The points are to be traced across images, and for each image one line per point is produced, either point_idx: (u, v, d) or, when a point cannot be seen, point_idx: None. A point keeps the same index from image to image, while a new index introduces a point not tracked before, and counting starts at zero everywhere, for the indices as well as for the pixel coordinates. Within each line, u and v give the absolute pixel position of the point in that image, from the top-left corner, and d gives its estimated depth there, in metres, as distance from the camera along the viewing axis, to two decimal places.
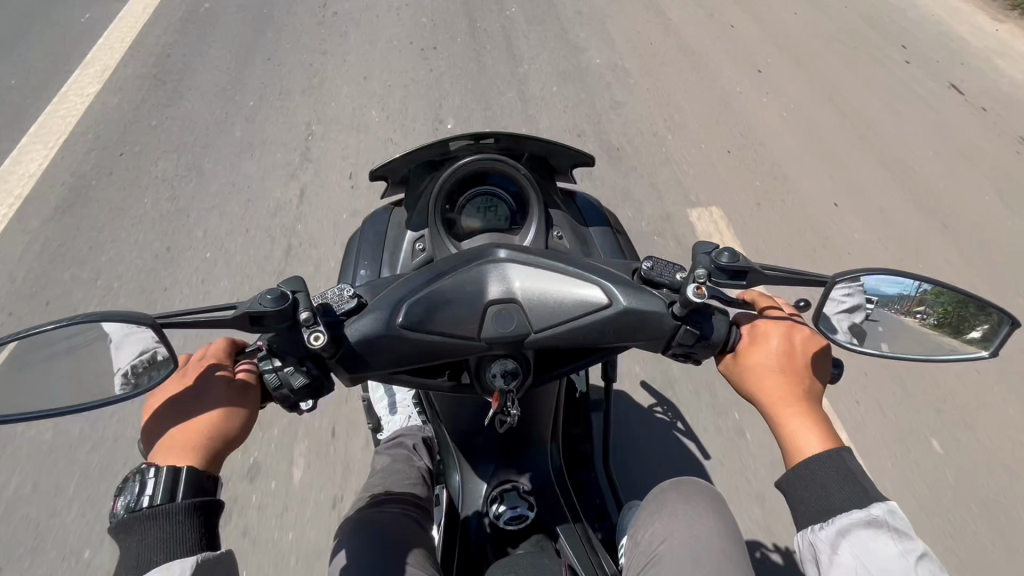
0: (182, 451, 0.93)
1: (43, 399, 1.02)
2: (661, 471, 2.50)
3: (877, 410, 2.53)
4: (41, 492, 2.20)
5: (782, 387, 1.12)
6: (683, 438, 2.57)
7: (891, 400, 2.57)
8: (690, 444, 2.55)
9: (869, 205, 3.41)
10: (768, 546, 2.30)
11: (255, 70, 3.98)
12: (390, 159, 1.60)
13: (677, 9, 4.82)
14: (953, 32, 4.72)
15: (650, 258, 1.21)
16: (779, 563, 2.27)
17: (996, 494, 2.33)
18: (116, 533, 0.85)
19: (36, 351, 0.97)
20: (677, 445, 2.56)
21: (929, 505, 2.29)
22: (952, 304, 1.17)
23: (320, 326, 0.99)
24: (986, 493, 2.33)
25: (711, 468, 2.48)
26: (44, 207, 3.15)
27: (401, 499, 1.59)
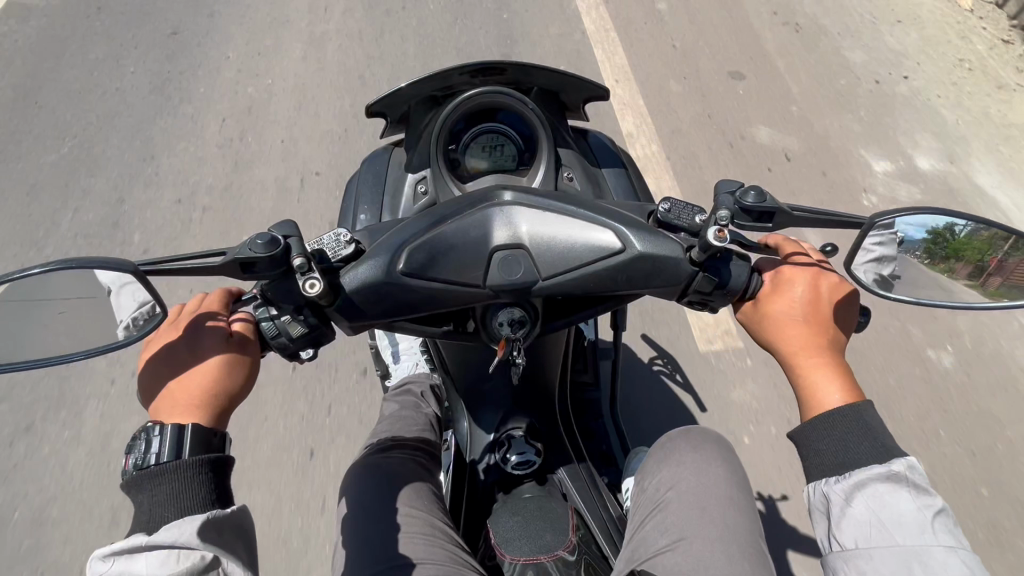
0: (182, 404, 0.91)
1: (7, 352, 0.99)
2: (655, 426, 2.50)
3: (879, 361, 2.57)
4: (53, 448, 2.26)
5: (804, 338, 1.07)
6: (680, 393, 2.56)
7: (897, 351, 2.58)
8: (682, 396, 2.55)
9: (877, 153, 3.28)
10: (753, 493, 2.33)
11: (237, 14, 3.81)
12: (387, 93, 1.48)
13: None
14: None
15: (668, 200, 1.12)
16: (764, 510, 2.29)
17: (983, 441, 2.38)
18: (127, 490, 0.84)
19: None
20: (672, 400, 2.55)
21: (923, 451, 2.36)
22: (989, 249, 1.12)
23: (315, 271, 0.92)
24: (976, 442, 2.39)
25: (707, 420, 2.49)
26: (31, 165, 3.09)
27: (409, 446, 1.60)
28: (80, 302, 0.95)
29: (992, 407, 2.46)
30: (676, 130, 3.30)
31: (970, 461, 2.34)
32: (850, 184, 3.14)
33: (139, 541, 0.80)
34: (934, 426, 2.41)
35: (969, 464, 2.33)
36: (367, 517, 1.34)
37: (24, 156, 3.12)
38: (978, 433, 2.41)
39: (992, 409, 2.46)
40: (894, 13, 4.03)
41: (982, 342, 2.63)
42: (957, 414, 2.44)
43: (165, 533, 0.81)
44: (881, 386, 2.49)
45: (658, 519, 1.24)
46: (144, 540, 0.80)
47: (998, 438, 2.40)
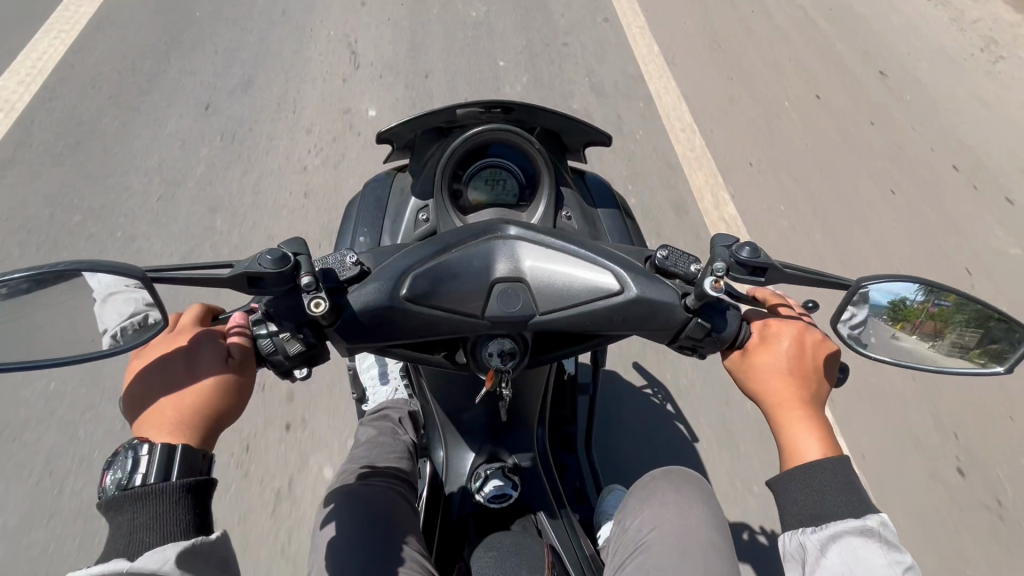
0: (170, 422, 0.89)
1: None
2: (651, 454, 2.53)
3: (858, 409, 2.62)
4: (6, 455, 2.13)
5: (788, 390, 1.11)
6: (674, 421, 2.60)
7: (875, 400, 2.63)
8: (680, 427, 2.59)
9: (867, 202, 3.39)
10: (756, 528, 2.37)
11: (244, 22, 3.84)
12: (397, 122, 1.52)
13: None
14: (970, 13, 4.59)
15: (666, 246, 1.17)
16: (765, 544, 2.33)
17: (958, 490, 2.44)
18: (105, 511, 0.80)
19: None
20: (669, 427, 2.59)
21: (898, 498, 2.41)
22: (969, 320, 1.18)
23: (322, 291, 0.92)
24: (953, 490, 2.44)
25: (702, 451, 2.53)
26: (18, 159, 3.02)
27: (387, 474, 1.57)
28: (61, 309, 0.92)
29: (966, 457, 2.52)
30: (671, 166, 3.37)
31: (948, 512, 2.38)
32: (840, 232, 3.23)
33: (118, 568, 0.76)
34: (910, 473, 2.47)
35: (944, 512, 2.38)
36: (344, 545, 1.31)
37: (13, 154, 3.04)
38: (954, 480, 2.46)
39: (969, 458, 2.52)
40: (885, 65, 4.17)
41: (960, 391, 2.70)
42: (933, 462, 2.50)
43: (147, 559, 0.78)
44: (858, 433, 2.56)
45: (639, 560, 1.24)
46: (123, 567, 0.76)
47: (973, 486, 2.45)
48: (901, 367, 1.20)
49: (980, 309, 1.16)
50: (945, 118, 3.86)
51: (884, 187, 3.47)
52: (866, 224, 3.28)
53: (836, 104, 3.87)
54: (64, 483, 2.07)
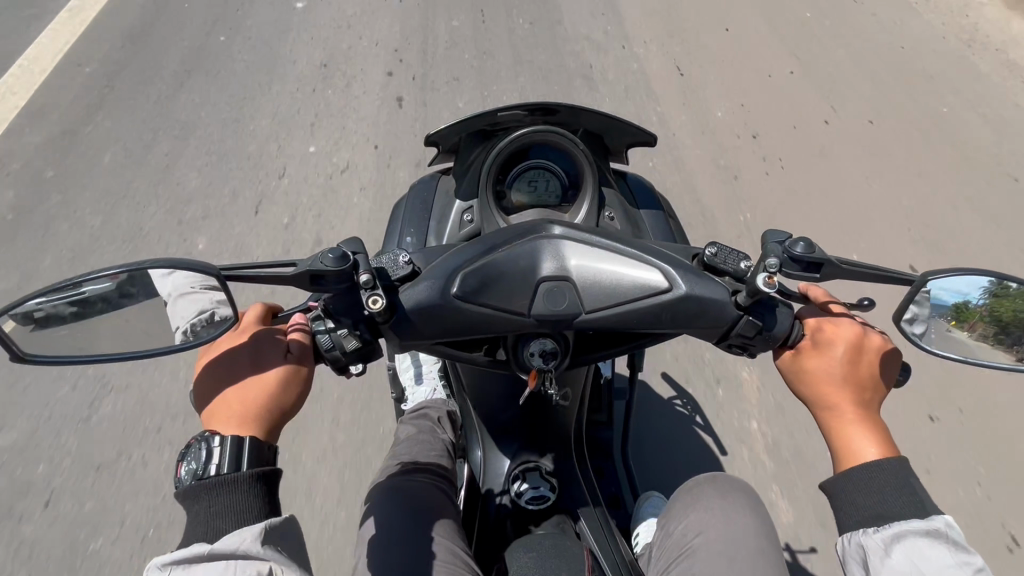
0: (237, 415, 0.92)
1: (28, 343, 0.95)
2: (679, 465, 2.48)
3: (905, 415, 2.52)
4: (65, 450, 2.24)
5: (840, 390, 1.09)
6: (699, 432, 2.55)
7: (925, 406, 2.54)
8: (705, 437, 2.54)
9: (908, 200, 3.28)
10: (781, 543, 2.30)
11: (279, 29, 3.94)
12: (443, 126, 1.55)
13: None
14: (1011, 7, 4.46)
15: (714, 244, 1.16)
16: (790, 561, 2.27)
17: (1014, 499, 2.32)
18: (183, 499, 0.84)
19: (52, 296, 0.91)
20: (695, 438, 2.54)
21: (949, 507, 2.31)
22: None
23: (378, 288, 0.95)
24: (1009, 500, 2.32)
25: (727, 464, 2.48)
26: (65, 163, 3.13)
27: (430, 471, 1.59)
28: (138, 307, 0.97)
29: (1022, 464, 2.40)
30: (704, 166, 3.32)
31: (1003, 520, 2.27)
32: (880, 232, 3.13)
33: (200, 550, 0.80)
34: (962, 481, 2.36)
35: (999, 521, 2.27)
36: (388, 541, 1.33)
37: (60, 159, 3.15)
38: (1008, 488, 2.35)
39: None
40: (924, 61, 4.04)
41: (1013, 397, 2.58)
42: (985, 470, 2.39)
43: (225, 542, 0.81)
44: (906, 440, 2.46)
45: (684, 566, 1.22)
46: (204, 549, 0.80)
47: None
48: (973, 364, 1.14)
49: None
50: (990, 113, 3.73)
51: (926, 186, 3.36)
52: (908, 224, 3.18)
53: (874, 101, 3.76)
54: (122, 478, 2.18)
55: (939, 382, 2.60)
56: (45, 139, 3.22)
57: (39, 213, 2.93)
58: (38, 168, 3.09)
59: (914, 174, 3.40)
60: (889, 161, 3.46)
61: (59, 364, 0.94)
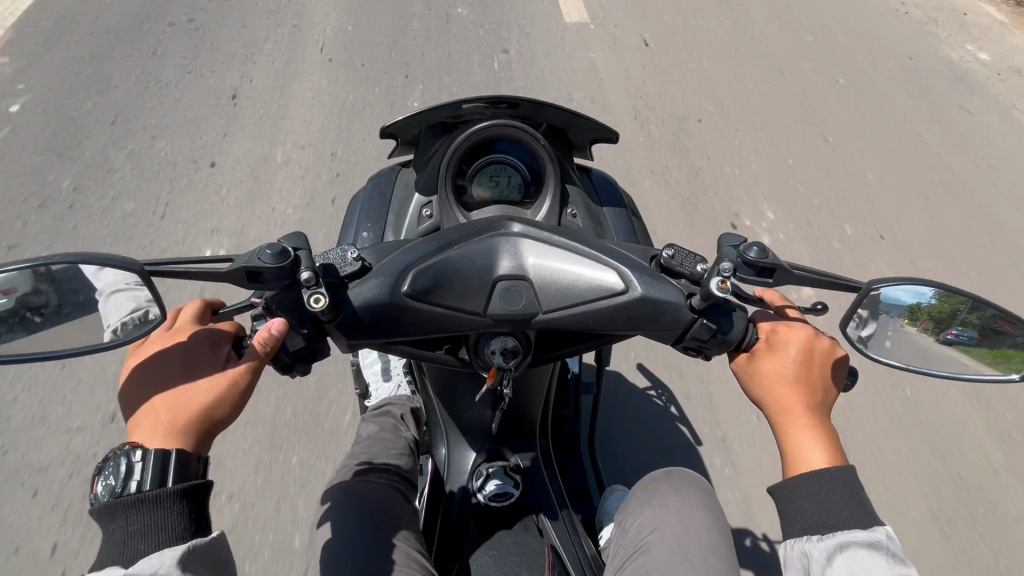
0: (163, 427, 0.88)
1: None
2: (653, 454, 2.51)
3: (864, 409, 2.58)
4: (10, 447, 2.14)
5: (794, 397, 1.09)
6: (676, 423, 2.58)
7: (888, 405, 2.59)
8: (683, 429, 2.57)
9: (880, 194, 3.30)
10: (758, 534, 2.34)
11: (253, 18, 3.86)
12: (402, 117, 1.50)
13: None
14: (980, 17, 4.57)
15: (671, 246, 1.15)
16: (764, 550, 2.31)
17: (966, 489, 2.40)
18: (98, 518, 0.79)
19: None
20: (671, 429, 2.57)
21: (906, 498, 2.36)
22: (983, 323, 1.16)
23: (321, 286, 0.91)
24: (962, 490, 2.40)
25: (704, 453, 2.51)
26: (22, 149, 3.03)
27: (389, 472, 1.56)
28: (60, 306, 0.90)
29: (973, 456, 2.49)
30: (678, 160, 3.31)
31: (955, 509, 2.34)
32: (852, 224, 3.14)
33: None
34: (917, 473, 2.43)
35: (952, 511, 2.33)
36: (342, 542, 1.30)
37: (16, 146, 3.03)
38: (961, 479, 2.42)
39: (976, 457, 2.48)
40: (892, 62, 4.12)
41: (965, 391, 2.67)
42: (939, 461, 2.46)
43: (143, 565, 0.77)
44: (866, 433, 2.52)
45: (639, 562, 1.22)
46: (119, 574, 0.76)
47: (981, 486, 2.41)
48: (915, 371, 1.17)
49: (992, 312, 1.13)
50: (959, 115, 3.79)
51: (896, 180, 3.39)
52: (879, 216, 3.19)
53: (843, 100, 3.82)
54: (67, 474, 2.08)
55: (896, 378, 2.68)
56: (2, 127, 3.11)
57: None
58: None
59: (888, 171, 3.41)
60: (860, 157, 3.50)
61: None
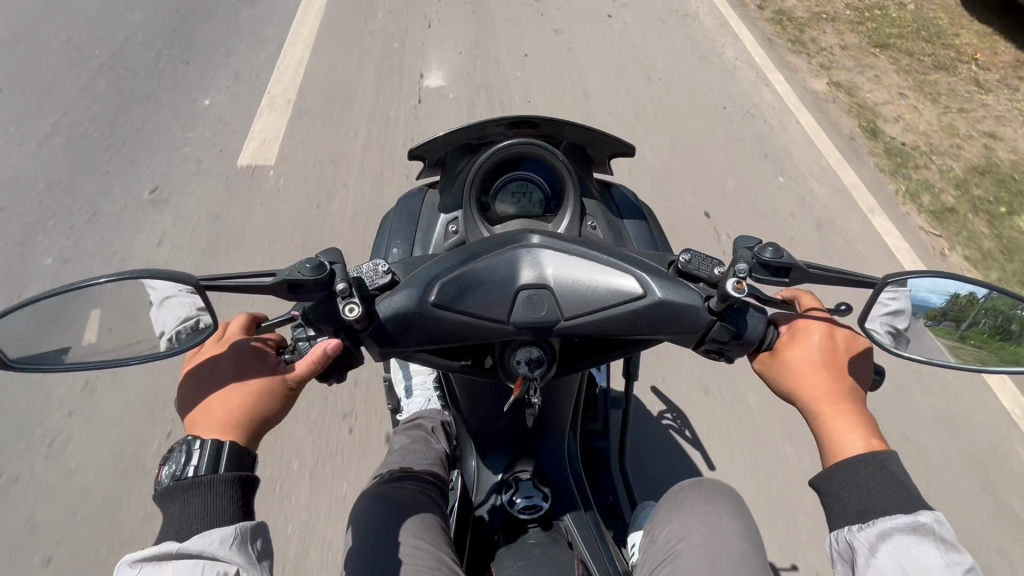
0: (218, 422, 0.94)
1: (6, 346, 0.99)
2: (661, 478, 2.49)
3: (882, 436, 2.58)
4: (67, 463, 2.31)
5: (824, 388, 1.09)
6: (688, 446, 2.56)
7: (891, 420, 2.65)
8: (694, 452, 2.55)
9: (881, 231, 3.42)
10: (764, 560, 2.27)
11: (286, 55, 4.22)
12: (429, 139, 1.59)
13: (694, 30, 4.80)
14: (989, 50, 4.64)
15: (688, 251, 1.18)
16: None
17: (983, 519, 2.39)
18: (159, 499, 0.86)
19: (28, 304, 0.97)
20: (681, 453, 2.55)
21: None
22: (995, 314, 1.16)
23: (355, 297, 0.98)
24: (978, 521, 2.39)
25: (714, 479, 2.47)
26: (77, 184, 3.29)
27: (419, 479, 1.61)
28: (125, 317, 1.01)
29: (987, 489, 2.48)
30: (687, 196, 3.45)
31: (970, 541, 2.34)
32: (852, 262, 3.26)
33: (169, 548, 0.82)
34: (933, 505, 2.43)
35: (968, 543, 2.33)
36: (373, 548, 1.34)
37: (69, 185, 3.28)
38: (977, 509, 2.42)
39: (990, 488, 2.49)
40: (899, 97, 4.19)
41: (981, 420, 2.68)
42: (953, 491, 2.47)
43: (195, 541, 0.83)
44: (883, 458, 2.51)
45: (669, 570, 1.22)
46: (173, 547, 0.82)
47: (999, 519, 2.40)
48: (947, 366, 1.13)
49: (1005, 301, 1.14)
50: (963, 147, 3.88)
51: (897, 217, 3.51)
52: (881, 256, 3.30)
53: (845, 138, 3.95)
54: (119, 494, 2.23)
55: (910, 407, 2.69)
56: (58, 168, 3.37)
57: (48, 228, 3.07)
58: (49, 192, 3.24)
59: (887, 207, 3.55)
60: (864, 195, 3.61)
61: (43, 370, 1.00)
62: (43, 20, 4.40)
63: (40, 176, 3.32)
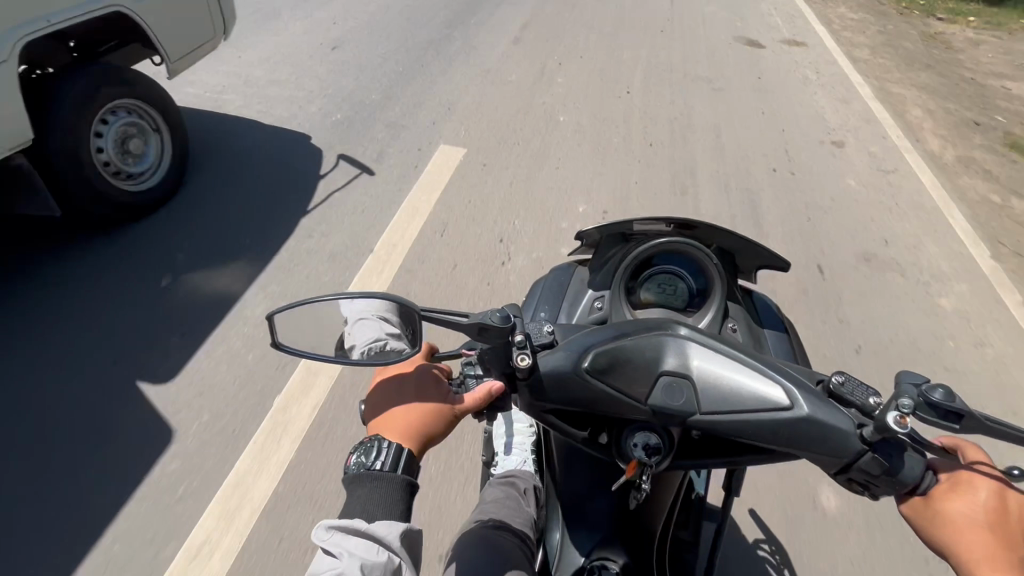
0: (399, 429, 1.11)
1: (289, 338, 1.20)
2: None
3: None
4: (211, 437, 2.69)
5: (992, 553, 0.99)
6: None
7: None
8: None
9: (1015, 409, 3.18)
10: None
11: (453, 134, 4.95)
12: (592, 225, 1.80)
13: (829, 166, 4.93)
14: None
15: (842, 373, 1.19)
16: None
17: None
18: (349, 483, 1.08)
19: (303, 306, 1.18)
20: None
21: None
22: None
23: (528, 349, 1.15)
24: None
25: None
26: (272, 207, 4.01)
27: (513, 534, 1.65)
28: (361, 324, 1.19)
29: None
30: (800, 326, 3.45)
31: None
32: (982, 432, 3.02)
33: (358, 526, 1.02)
34: None
35: None
36: None
37: (266, 205, 4.00)
38: None
39: None
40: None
41: None
42: None
43: (378, 526, 1.03)
44: None
45: None
46: (363, 526, 1.02)
47: None
48: None
49: None
50: None
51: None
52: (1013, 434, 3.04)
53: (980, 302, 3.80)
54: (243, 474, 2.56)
55: None
56: (260, 189, 4.13)
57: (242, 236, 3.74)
58: (250, 207, 3.97)
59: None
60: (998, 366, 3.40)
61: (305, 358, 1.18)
62: (277, 76, 5.56)
63: (247, 193, 4.09)
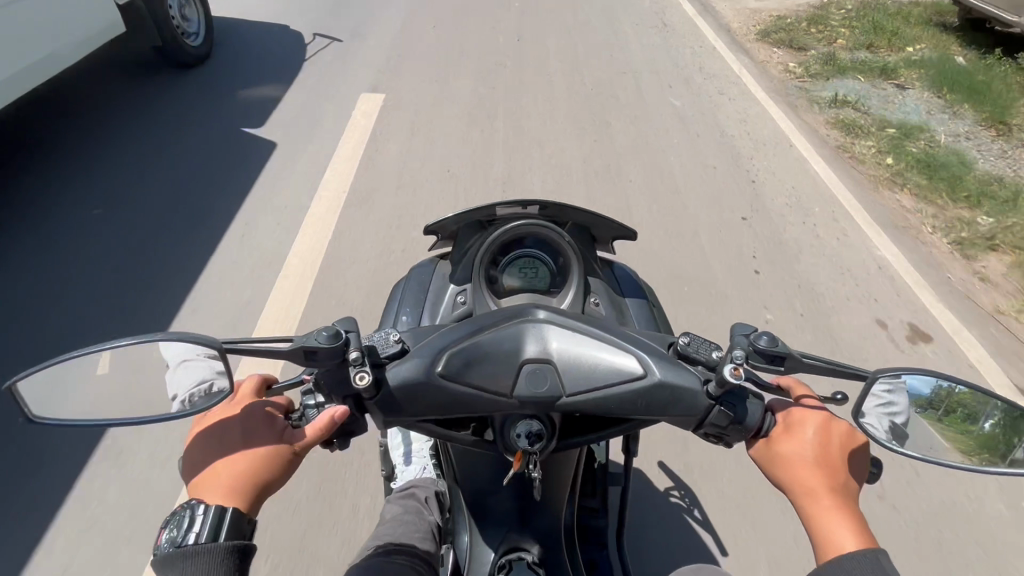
0: (224, 485, 0.96)
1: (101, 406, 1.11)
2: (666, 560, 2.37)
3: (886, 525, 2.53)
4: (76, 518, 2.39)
5: (818, 482, 1.09)
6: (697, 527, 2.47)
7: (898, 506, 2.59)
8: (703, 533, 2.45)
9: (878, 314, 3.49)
10: None
11: (321, 141, 4.69)
12: (443, 217, 1.71)
13: (693, 120, 5.17)
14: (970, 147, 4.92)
15: (687, 333, 1.24)
16: None
17: None
18: (159, 566, 0.90)
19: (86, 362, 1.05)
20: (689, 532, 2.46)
21: None
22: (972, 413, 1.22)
23: (366, 365, 1.03)
24: None
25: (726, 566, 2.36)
26: (120, 250, 3.61)
27: (411, 552, 1.57)
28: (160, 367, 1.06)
29: None
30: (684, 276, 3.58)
31: None
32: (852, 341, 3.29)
33: None
34: None
35: None
36: None
37: (114, 250, 3.60)
38: None
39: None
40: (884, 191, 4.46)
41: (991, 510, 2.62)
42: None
43: None
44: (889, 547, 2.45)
45: None
46: None
47: None
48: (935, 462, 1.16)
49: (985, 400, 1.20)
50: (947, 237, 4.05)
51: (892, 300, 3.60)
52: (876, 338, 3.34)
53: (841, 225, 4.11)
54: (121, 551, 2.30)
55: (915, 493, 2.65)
56: (104, 234, 3.71)
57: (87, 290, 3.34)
58: (95, 257, 3.56)
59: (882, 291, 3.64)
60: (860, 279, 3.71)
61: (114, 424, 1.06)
62: (111, 106, 4.99)
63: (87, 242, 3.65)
